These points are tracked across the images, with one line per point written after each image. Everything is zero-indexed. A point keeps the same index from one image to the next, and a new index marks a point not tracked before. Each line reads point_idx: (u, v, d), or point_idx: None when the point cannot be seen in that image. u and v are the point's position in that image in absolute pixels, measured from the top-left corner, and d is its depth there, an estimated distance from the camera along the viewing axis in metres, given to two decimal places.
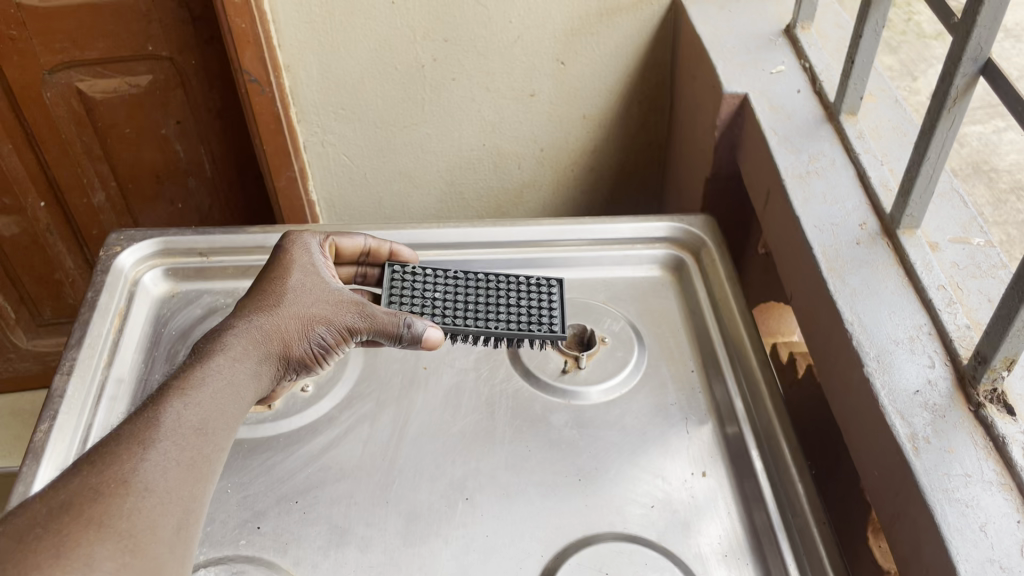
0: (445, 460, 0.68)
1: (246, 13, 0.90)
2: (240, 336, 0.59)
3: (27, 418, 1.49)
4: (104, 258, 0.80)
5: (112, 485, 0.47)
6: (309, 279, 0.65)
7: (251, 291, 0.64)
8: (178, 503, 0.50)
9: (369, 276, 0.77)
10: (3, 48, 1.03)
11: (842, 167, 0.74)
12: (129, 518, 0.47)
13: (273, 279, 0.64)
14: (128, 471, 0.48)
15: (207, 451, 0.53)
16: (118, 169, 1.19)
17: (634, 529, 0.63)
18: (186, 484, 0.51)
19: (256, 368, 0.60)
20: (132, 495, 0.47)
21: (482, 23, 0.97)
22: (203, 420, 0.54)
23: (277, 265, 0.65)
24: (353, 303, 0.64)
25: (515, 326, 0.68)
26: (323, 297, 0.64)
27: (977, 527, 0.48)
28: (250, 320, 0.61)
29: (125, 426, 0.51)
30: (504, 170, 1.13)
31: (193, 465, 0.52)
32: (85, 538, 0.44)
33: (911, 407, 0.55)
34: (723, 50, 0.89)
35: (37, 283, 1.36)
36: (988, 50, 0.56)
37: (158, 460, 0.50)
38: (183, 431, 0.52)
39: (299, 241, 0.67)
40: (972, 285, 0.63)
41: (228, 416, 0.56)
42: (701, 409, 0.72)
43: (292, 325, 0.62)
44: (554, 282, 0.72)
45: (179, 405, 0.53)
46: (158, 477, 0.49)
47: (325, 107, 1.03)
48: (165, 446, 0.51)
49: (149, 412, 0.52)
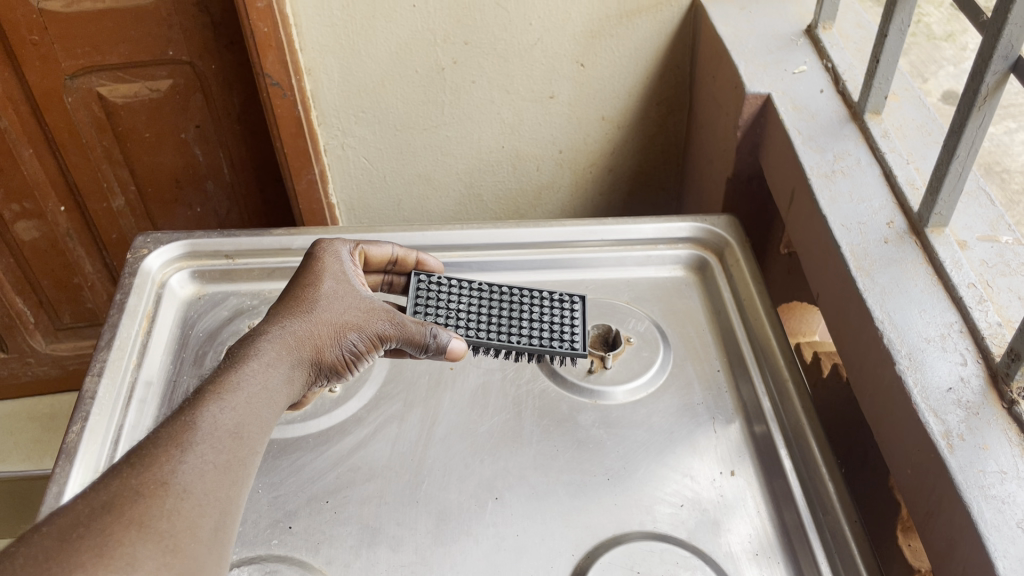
0: (473, 460, 0.68)
1: (269, 17, 0.91)
2: (274, 341, 0.60)
3: (46, 422, 1.49)
4: (130, 261, 0.81)
5: (151, 486, 0.48)
6: (341, 287, 0.65)
7: (283, 298, 0.64)
8: (216, 504, 0.50)
9: (395, 284, 0.77)
10: (25, 52, 1.03)
11: (868, 166, 0.74)
12: (169, 519, 0.47)
13: (305, 286, 0.64)
14: (167, 472, 0.49)
15: (243, 455, 0.53)
16: (137, 174, 1.19)
17: (664, 528, 0.63)
18: (223, 486, 0.51)
19: (288, 373, 0.59)
20: (171, 496, 0.48)
21: (503, 26, 0.97)
22: (237, 425, 0.54)
23: (308, 272, 0.66)
24: (384, 311, 0.64)
25: (536, 341, 0.69)
26: (354, 305, 0.64)
27: (1014, 523, 0.48)
28: (283, 326, 0.61)
29: (162, 429, 0.51)
30: (523, 171, 1.13)
31: (229, 467, 0.52)
32: (127, 538, 0.45)
33: (944, 404, 0.55)
34: (744, 51, 0.89)
35: (56, 287, 1.36)
36: (1019, 48, 0.56)
37: (194, 463, 0.50)
38: (219, 434, 0.52)
39: (329, 248, 0.68)
40: (1002, 283, 0.63)
41: (262, 421, 0.56)
42: (728, 408, 0.72)
43: (325, 331, 0.62)
44: (577, 299, 0.72)
45: (214, 409, 0.53)
46: (195, 479, 0.49)
47: (345, 110, 1.03)
48: (201, 449, 0.51)
49: (185, 416, 0.52)
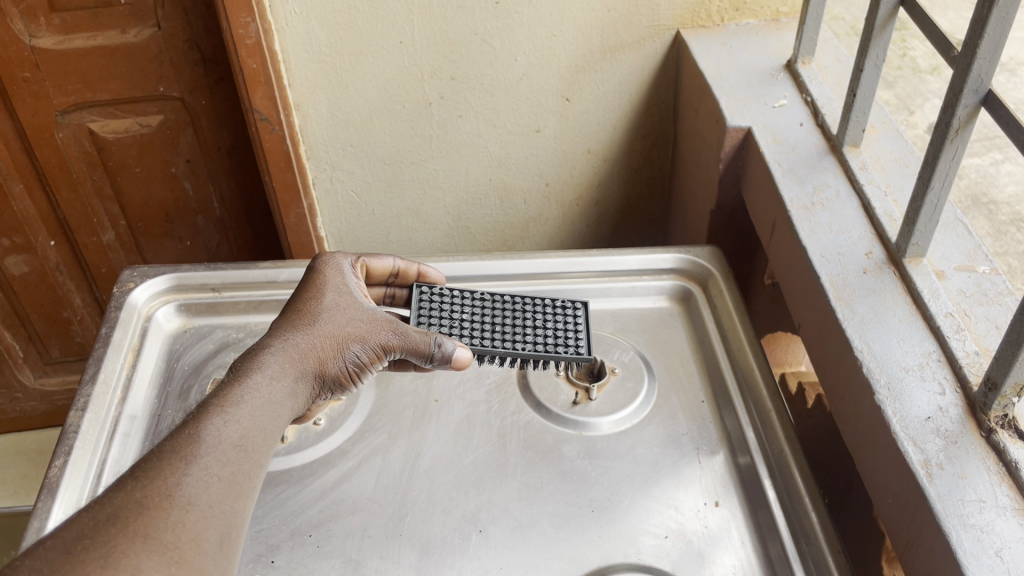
0: (457, 492, 0.68)
1: (258, 53, 0.92)
2: (277, 354, 0.60)
3: (34, 457, 1.49)
4: (117, 295, 0.81)
5: (157, 498, 0.48)
6: (343, 299, 0.65)
7: (286, 311, 0.64)
8: (221, 517, 0.50)
9: (397, 298, 0.77)
10: (17, 90, 1.04)
11: (846, 198, 0.75)
12: (173, 531, 0.47)
13: (307, 299, 0.64)
14: (172, 484, 0.49)
15: (247, 467, 0.53)
16: (128, 209, 1.20)
17: (649, 560, 0.63)
18: (228, 499, 0.51)
19: (292, 386, 0.60)
20: (176, 509, 0.48)
21: (488, 62, 0.99)
22: (242, 436, 0.54)
23: (311, 284, 0.66)
24: (387, 322, 0.64)
25: (540, 346, 0.69)
26: (358, 317, 0.64)
27: (993, 552, 0.48)
28: (286, 339, 0.61)
29: (166, 442, 0.51)
30: (510, 205, 1.14)
31: (234, 479, 0.52)
32: (132, 550, 0.45)
33: (923, 434, 0.55)
34: (725, 85, 0.90)
35: (46, 321, 1.36)
36: (989, 81, 0.57)
37: (199, 475, 0.50)
38: (223, 446, 0.52)
39: (330, 262, 0.68)
40: (979, 312, 0.64)
41: (266, 433, 0.56)
42: (712, 439, 0.72)
43: (327, 343, 0.62)
44: (579, 305, 0.73)
45: (218, 421, 0.53)
46: (200, 492, 0.49)
47: (334, 144, 1.04)
48: (206, 461, 0.51)
49: (190, 428, 0.52)
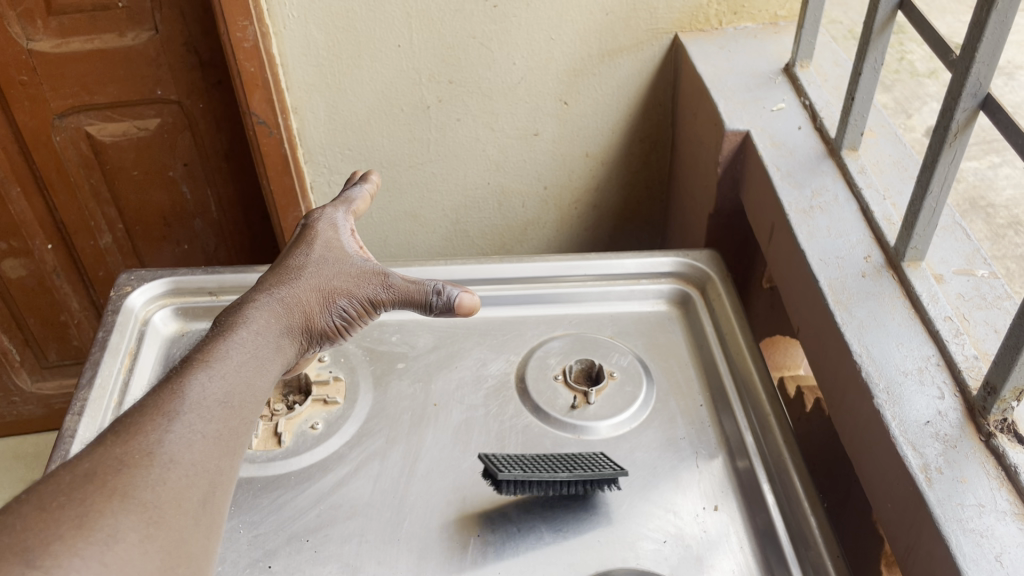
0: (456, 496, 0.68)
1: (255, 56, 0.92)
2: (264, 310, 0.61)
3: (30, 461, 1.48)
4: (114, 299, 0.81)
5: (136, 456, 0.47)
6: (332, 255, 0.66)
7: (274, 268, 0.66)
8: (204, 476, 0.49)
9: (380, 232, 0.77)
10: (14, 93, 1.04)
11: (845, 202, 0.75)
12: (153, 490, 0.46)
13: (296, 255, 0.66)
14: (153, 442, 0.48)
15: (234, 425, 0.53)
16: (125, 212, 1.20)
17: (647, 564, 0.63)
18: (212, 458, 0.51)
19: (279, 340, 0.61)
20: (156, 466, 0.47)
21: (486, 65, 0.99)
22: (226, 394, 0.54)
23: (299, 241, 0.67)
24: (375, 276, 0.65)
25: None
26: (345, 271, 0.65)
27: (993, 557, 0.48)
28: (272, 295, 0.62)
29: (149, 398, 0.52)
30: (508, 208, 1.14)
31: (220, 437, 0.52)
32: (108, 509, 0.44)
33: (922, 437, 0.55)
34: (723, 89, 0.90)
35: (43, 325, 1.36)
36: (987, 85, 0.57)
37: (182, 433, 0.50)
38: (208, 404, 0.53)
39: (322, 219, 0.70)
40: (978, 316, 0.64)
41: (254, 389, 0.56)
42: (711, 443, 0.72)
43: (314, 298, 0.63)
44: None
45: (203, 376, 0.54)
46: (183, 450, 0.49)
47: (331, 147, 1.04)
48: (189, 418, 0.51)
49: (174, 384, 0.53)
